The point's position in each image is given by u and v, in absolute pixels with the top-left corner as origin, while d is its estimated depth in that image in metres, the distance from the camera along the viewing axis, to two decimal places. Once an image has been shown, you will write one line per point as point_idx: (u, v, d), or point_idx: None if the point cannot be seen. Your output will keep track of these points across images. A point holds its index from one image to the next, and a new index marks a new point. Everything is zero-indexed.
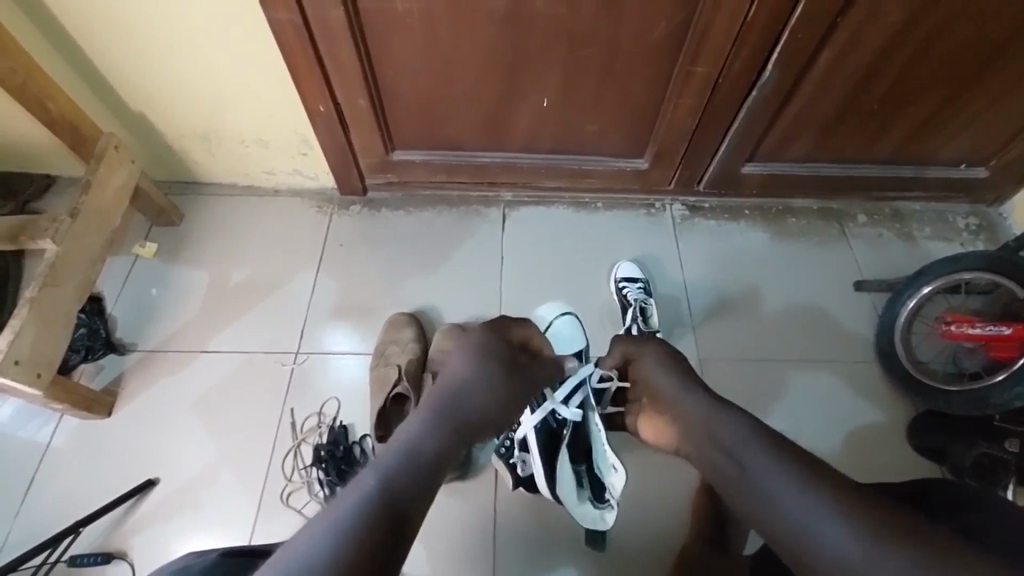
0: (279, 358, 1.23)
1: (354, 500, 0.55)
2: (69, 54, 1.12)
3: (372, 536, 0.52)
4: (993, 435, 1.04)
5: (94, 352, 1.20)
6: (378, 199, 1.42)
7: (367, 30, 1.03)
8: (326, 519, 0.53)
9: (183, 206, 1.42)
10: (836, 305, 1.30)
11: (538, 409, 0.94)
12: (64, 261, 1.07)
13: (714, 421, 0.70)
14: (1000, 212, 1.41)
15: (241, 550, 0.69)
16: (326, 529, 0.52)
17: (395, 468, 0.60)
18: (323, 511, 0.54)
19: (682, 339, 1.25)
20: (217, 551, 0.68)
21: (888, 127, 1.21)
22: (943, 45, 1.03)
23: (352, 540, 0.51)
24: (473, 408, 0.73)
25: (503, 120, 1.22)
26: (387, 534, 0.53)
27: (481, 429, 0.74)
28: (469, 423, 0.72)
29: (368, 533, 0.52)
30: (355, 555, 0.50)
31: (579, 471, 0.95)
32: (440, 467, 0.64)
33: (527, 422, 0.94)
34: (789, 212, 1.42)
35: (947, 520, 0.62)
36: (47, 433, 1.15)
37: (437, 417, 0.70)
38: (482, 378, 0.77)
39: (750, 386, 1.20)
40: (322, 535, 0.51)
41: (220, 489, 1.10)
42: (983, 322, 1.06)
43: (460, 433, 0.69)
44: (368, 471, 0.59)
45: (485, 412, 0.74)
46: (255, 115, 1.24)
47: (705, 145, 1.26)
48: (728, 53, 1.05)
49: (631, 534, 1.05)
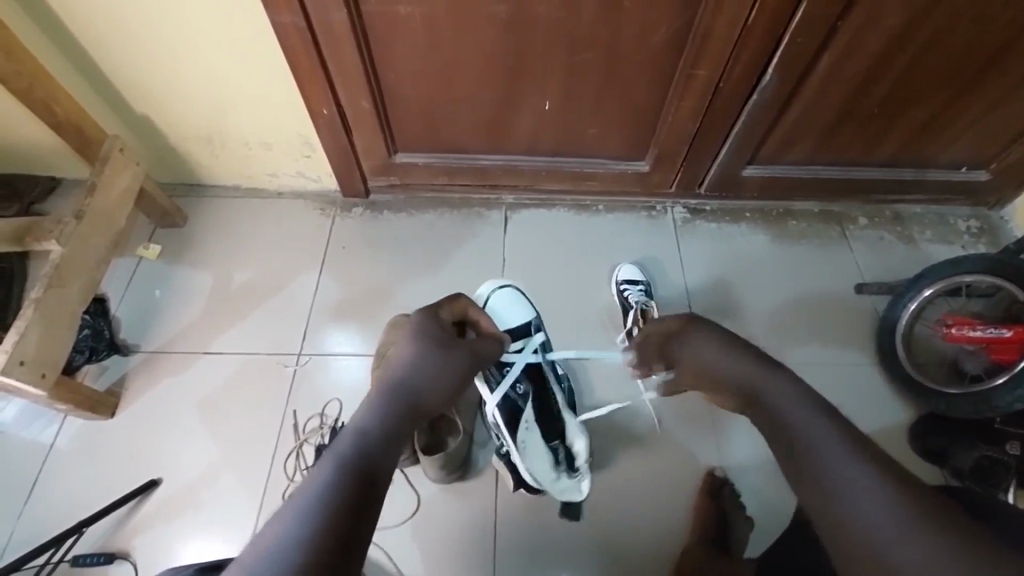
0: (280, 359, 1.23)
1: (315, 488, 0.53)
2: (74, 57, 1.13)
3: (354, 532, 0.51)
4: (993, 439, 1.06)
5: (99, 353, 1.21)
6: (380, 202, 1.43)
7: (371, 33, 1.04)
8: (291, 508, 0.51)
9: (186, 208, 1.43)
10: (837, 307, 1.30)
11: (495, 387, 0.96)
12: (69, 263, 1.08)
13: None
14: (1001, 215, 1.41)
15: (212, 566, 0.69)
16: (295, 519, 0.50)
17: (355, 449, 0.59)
18: (291, 497, 0.53)
19: None
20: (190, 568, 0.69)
21: (887, 130, 1.22)
22: (945, 48, 1.04)
23: (329, 526, 0.50)
24: (423, 390, 0.72)
25: (504, 123, 1.23)
26: (354, 509, 0.52)
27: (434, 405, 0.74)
28: (417, 401, 0.71)
29: (347, 515, 0.52)
30: (325, 537, 0.49)
31: (554, 447, 1.01)
32: (392, 445, 0.62)
33: (488, 400, 0.95)
34: (789, 215, 1.42)
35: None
36: (51, 434, 1.15)
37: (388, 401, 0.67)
38: (432, 358, 0.76)
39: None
40: (295, 523, 0.50)
41: (222, 488, 1.10)
42: (984, 324, 1.06)
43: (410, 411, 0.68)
44: (325, 458, 0.57)
45: (436, 389, 0.74)
46: (258, 117, 1.24)
47: (705, 149, 1.27)
48: (729, 56, 1.06)
49: (635, 534, 1.06)
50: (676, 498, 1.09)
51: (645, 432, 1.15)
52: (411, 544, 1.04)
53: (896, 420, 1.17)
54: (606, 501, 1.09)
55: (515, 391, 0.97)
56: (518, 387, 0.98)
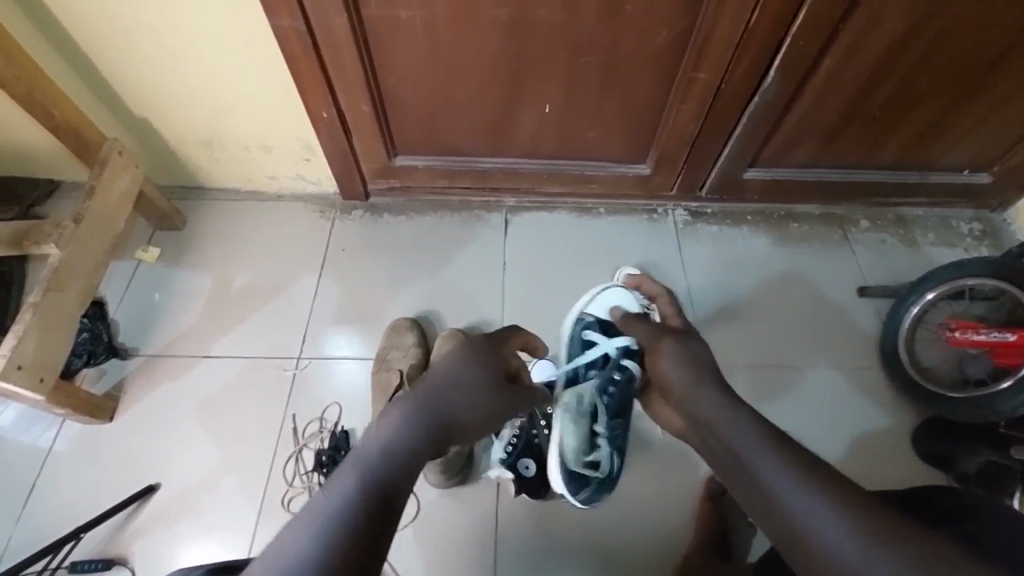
0: (279, 363, 1.23)
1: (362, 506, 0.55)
2: (72, 60, 1.12)
3: (371, 536, 0.53)
4: (998, 443, 1.04)
5: (97, 357, 1.20)
6: (380, 204, 1.43)
7: (371, 37, 1.04)
8: None
9: (185, 211, 1.42)
10: (839, 311, 1.30)
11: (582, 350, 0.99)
12: (68, 267, 1.08)
13: (728, 416, 0.69)
14: (1004, 218, 1.40)
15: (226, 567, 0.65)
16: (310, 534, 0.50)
17: (381, 466, 0.59)
18: (307, 506, 0.54)
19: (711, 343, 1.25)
20: (202, 568, 0.64)
21: (891, 134, 1.21)
22: (947, 51, 1.03)
23: None
24: (451, 407, 0.70)
25: (505, 126, 1.22)
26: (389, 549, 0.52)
27: (461, 424, 0.71)
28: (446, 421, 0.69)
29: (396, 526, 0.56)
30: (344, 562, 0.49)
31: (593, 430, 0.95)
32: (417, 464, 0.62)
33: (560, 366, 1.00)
34: (791, 218, 1.41)
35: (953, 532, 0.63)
36: (49, 437, 1.15)
37: (416, 414, 0.66)
38: (463, 380, 0.73)
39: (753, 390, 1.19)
40: (310, 532, 0.50)
41: (221, 493, 1.09)
42: (988, 329, 1.06)
43: (435, 429, 0.67)
44: (346, 469, 0.58)
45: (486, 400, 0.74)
46: (258, 119, 1.24)
47: (707, 151, 1.26)
48: (730, 60, 1.06)
49: (636, 544, 1.05)
50: (678, 504, 1.08)
51: (647, 435, 1.14)
52: (410, 549, 1.04)
53: (898, 424, 1.16)
54: (606, 506, 1.08)
55: (585, 372, 0.96)
56: (589, 371, 0.96)
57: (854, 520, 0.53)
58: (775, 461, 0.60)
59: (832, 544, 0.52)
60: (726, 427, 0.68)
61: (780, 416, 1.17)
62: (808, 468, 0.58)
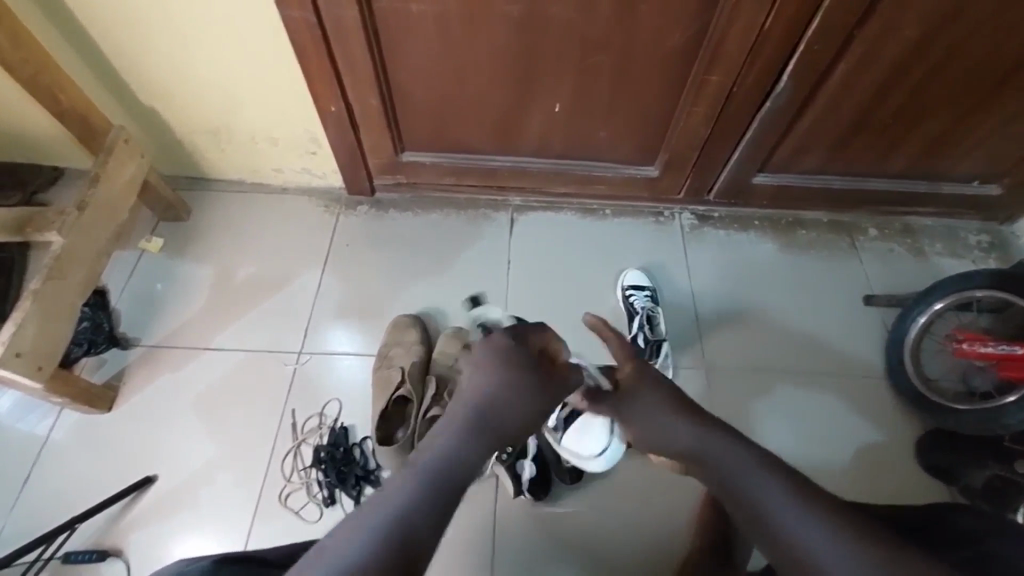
0: (280, 357, 1.22)
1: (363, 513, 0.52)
2: (80, 46, 1.11)
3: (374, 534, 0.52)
4: (1005, 456, 1.01)
5: (97, 346, 1.19)
6: (385, 200, 1.42)
7: (381, 29, 1.03)
8: None
9: (190, 202, 1.41)
10: (844, 319, 1.29)
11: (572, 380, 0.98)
12: (70, 254, 1.07)
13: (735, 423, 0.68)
14: (1013, 230, 1.39)
15: (235, 558, 0.64)
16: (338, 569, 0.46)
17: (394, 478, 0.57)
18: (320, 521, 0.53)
19: (714, 347, 1.24)
20: (211, 557, 0.63)
21: (901, 142, 1.20)
22: (962, 61, 1.02)
23: None
24: (492, 423, 0.62)
25: (513, 124, 1.21)
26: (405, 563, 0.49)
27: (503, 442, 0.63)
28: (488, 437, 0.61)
29: None
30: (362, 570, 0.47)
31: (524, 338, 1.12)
32: None
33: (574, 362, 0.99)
34: (799, 224, 1.40)
35: (942, 548, 0.61)
36: (46, 427, 1.14)
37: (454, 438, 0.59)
38: (504, 395, 0.64)
39: (727, 411, 1.17)
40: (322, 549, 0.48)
41: (218, 487, 1.09)
42: (996, 341, 1.05)
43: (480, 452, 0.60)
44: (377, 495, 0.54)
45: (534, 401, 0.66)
46: (266, 111, 1.23)
47: (716, 154, 1.25)
48: (743, 63, 1.05)
49: (632, 550, 1.04)
50: (678, 512, 1.07)
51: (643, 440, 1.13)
52: None
53: (898, 435, 1.15)
54: (604, 510, 1.07)
55: None
56: None
57: (851, 537, 0.53)
58: (765, 472, 0.59)
59: (823, 564, 0.52)
60: (700, 452, 0.65)
61: (764, 436, 1.15)
62: (806, 482, 0.58)
